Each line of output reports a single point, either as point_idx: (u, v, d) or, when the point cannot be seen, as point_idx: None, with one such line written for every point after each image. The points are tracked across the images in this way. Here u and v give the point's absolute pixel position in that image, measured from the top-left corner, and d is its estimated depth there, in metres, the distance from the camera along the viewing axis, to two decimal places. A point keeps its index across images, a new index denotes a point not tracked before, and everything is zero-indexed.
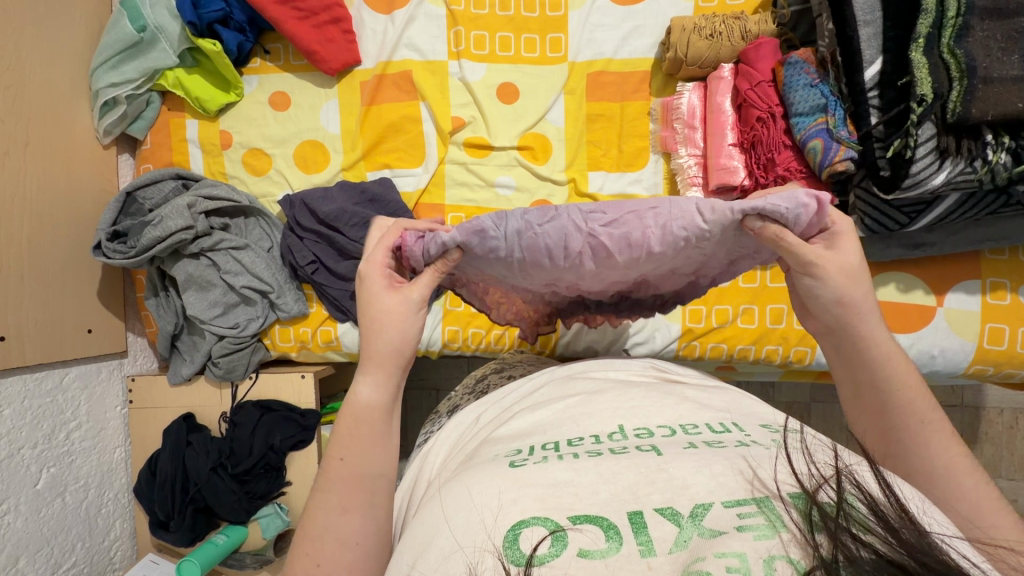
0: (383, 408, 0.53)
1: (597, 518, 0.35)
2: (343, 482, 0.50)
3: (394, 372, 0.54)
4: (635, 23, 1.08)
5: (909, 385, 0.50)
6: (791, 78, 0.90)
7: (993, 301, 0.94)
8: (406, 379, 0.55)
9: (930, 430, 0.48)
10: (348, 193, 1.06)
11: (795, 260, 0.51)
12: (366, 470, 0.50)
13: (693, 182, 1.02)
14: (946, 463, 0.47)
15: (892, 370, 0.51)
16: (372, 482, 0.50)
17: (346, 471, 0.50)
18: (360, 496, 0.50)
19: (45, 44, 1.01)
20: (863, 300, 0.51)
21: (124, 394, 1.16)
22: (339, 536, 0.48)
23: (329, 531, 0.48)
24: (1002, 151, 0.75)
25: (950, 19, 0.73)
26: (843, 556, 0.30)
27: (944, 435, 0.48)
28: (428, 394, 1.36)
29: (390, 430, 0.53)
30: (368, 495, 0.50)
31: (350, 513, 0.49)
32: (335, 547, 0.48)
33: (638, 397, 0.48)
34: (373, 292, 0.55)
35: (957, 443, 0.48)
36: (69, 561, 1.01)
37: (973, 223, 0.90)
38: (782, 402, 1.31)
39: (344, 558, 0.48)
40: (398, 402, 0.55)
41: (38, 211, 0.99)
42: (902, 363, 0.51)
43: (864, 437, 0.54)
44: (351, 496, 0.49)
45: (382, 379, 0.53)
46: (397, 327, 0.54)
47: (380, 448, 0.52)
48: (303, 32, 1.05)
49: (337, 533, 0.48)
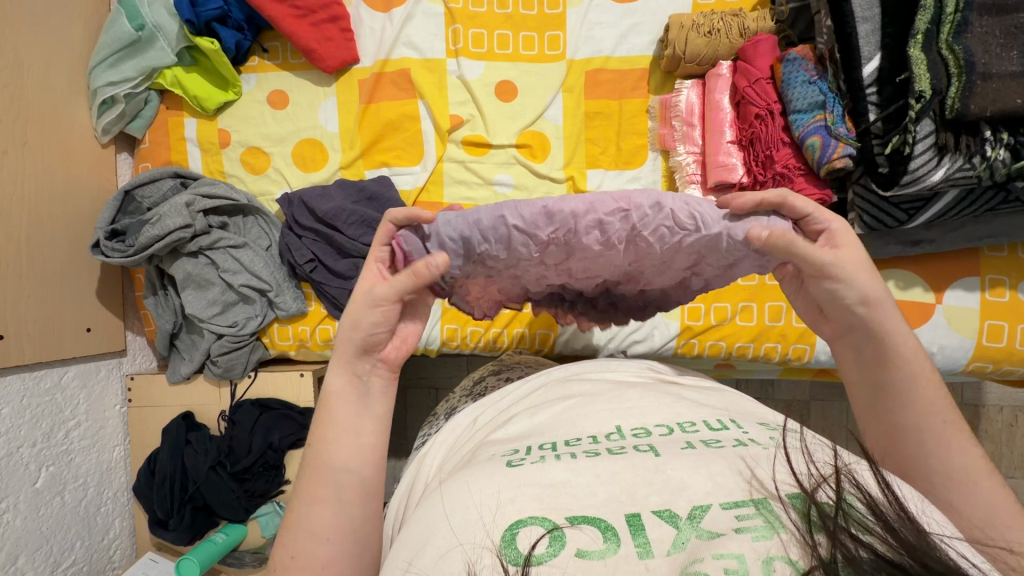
0: (344, 396, 0.54)
1: (596, 519, 0.35)
2: (312, 471, 0.51)
3: (358, 366, 0.55)
4: (634, 20, 1.08)
5: (912, 383, 0.50)
6: (791, 75, 0.90)
7: (993, 298, 0.94)
8: (371, 371, 0.56)
9: (937, 434, 0.48)
10: (347, 191, 1.06)
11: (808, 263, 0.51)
12: (331, 463, 0.51)
13: (692, 180, 1.02)
14: (945, 461, 0.47)
15: (897, 370, 0.50)
16: (337, 475, 0.50)
17: (317, 463, 0.51)
18: (328, 489, 0.50)
19: (44, 43, 1.01)
20: (864, 298, 0.51)
21: (123, 393, 1.16)
22: (310, 528, 0.48)
23: (301, 523, 0.48)
24: (1001, 147, 0.75)
25: (949, 15, 0.74)
26: (842, 556, 0.31)
27: (951, 438, 0.48)
28: (427, 393, 1.36)
29: (361, 426, 0.53)
30: (334, 488, 0.50)
31: (320, 503, 0.49)
32: (306, 539, 0.48)
33: (635, 397, 0.48)
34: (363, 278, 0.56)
35: (960, 441, 0.48)
36: (68, 559, 1.02)
37: (973, 220, 0.90)
38: (781, 401, 1.30)
39: (316, 553, 0.47)
40: (371, 399, 0.55)
41: (37, 210, 0.99)
42: (911, 362, 0.50)
43: (870, 440, 0.54)
44: (319, 488, 0.50)
45: (339, 367, 0.55)
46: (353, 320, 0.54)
47: (350, 443, 0.52)
48: (302, 30, 1.05)
49: (309, 525, 0.48)
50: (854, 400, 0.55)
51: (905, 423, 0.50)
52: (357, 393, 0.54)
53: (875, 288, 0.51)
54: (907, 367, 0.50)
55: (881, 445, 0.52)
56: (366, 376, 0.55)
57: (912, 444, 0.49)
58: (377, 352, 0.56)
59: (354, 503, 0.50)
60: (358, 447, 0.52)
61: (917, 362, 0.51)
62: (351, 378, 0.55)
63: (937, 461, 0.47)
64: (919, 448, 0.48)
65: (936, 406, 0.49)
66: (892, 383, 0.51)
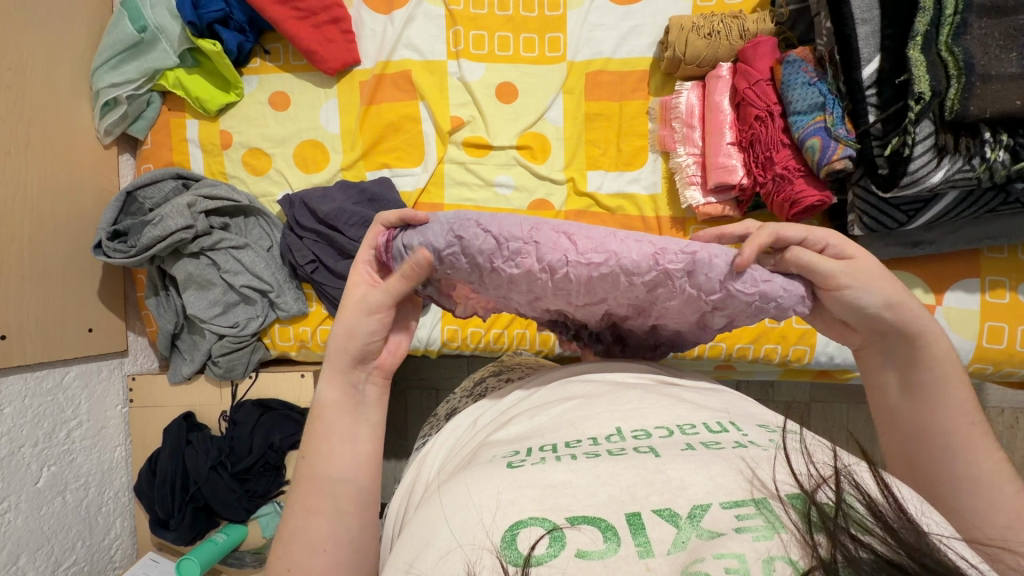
0: (336, 406, 0.52)
1: (595, 519, 0.35)
2: (307, 484, 0.50)
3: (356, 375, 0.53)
4: (635, 22, 1.08)
5: (936, 380, 0.48)
6: (790, 77, 0.90)
7: (993, 300, 0.94)
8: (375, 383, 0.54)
9: (965, 445, 0.46)
10: (347, 192, 1.06)
11: (819, 278, 0.48)
12: (329, 475, 0.50)
13: (692, 181, 1.02)
14: (965, 464, 0.46)
15: (930, 369, 0.48)
16: (340, 487, 0.50)
17: (318, 476, 0.50)
18: (324, 500, 0.49)
19: (46, 44, 1.01)
20: (889, 304, 0.47)
21: (124, 393, 1.17)
22: (307, 542, 0.48)
23: (297, 535, 0.48)
24: (1000, 149, 0.75)
25: (948, 17, 0.74)
26: (842, 556, 0.31)
27: (975, 452, 0.46)
28: (428, 394, 1.36)
29: (357, 434, 0.52)
30: (331, 499, 0.49)
31: (316, 516, 0.49)
32: (304, 552, 0.48)
33: (635, 399, 0.47)
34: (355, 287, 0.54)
35: (974, 449, 0.46)
36: (68, 559, 1.02)
37: (972, 221, 0.90)
38: (781, 402, 1.30)
39: (314, 564, 0.47)
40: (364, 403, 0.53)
41: (39, 210, 0.99)
42: (944, 363, 0.48)
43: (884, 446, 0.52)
44: (316, 500, 0.49)
45: (332, 378, 0.53)
46: (348, 327, 0.52)
47: (346, 453, 0.51)
48: (303, 33, 1.06)
49: (306, 539, 0.48)
50: (876, 400, 0.52)
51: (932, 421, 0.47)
52: (350, 401, 0.53)
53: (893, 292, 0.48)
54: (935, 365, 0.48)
55: (898, 444, 0.50)
56: (360, 385, 0.54)
57: (939, 449, 0.47)
58: (372, 360, 0.54)
59: (353, 513, 0.50)
60: (354, 456, 0.51)
61: (949, 364, 0.48)
62: (346, 389, 0.53)
63: (958, 465, 0.46)
64: (942, 452, 0.47)
65: (959, 413, 0.47)
66: (926, 386, 0.48)
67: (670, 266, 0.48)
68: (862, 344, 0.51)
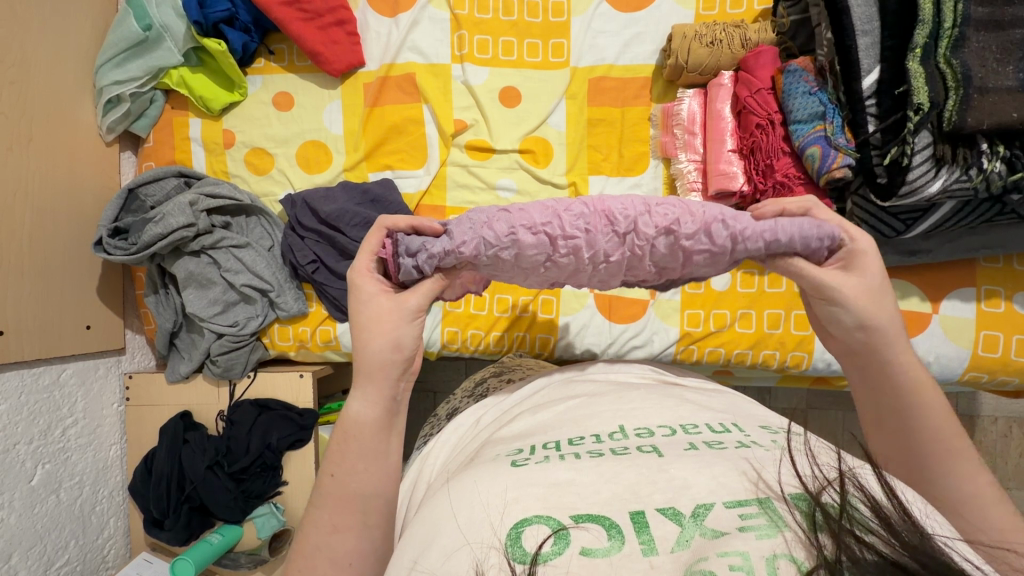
0: (377, 423, 0.49)
1: (600, 517, 0.35)
2: (335, 497, 0.47)
3: (387, 385, 0.49)
4: (636, 30, 1.09)
5: (909, 394, 0.47)
6: (791, 85, 0.92)
7: (989, 309, 0.95)
8: (401, 391, 0.50)
9: (962, 453, 0.45)
10: (350, 193, 1.07)
11: (810, 282, 0.49)
12: (360, 491, 0.47)
13: (693, 188, 1.04)
14: (959, 474, 0.44)
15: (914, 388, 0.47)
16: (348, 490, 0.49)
17: (347, 492, 0.47)
18: (353, 516, 0.47)
19: (51, 41, 1.01)
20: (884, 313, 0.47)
21: (121, 391, 1.16)
22: (329, 555, 0.45)
23: (319, 551, 0.45)
24: (997, 160, 0.76)
25: (946, 30, 0.75)
26: (847, 557, 0.31)
27: (974, 459, 0.46)
28: (426, 397, 1.36)
29: (389, 448, 0.49)
30: (359, 515, 0.47)
31: (342, 532, 0.46)
32: (326, 567, 0.45)
33: (638, 399, 0.48)
34: (366, 292, 0.51)
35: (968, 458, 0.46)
36: (61, 559, 1.01)
37: (968, 231, 0.91)
38: (779, 408, 1.31)
39: None
40: (395, 415, 0.50)
41: (39, 205, 0.99)
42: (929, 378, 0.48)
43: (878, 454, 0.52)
44: (343, 515, 0.46)
45: (371, 395, 0.49)
46: (388, 338, 0.49)
47: (377, 467, 0.48)
48: (309, 34, 1.06)
49: (329, 553, 0.45)
50: (862, 411, 0.52)
51: (915, 430, 0.47)
52: (389, 416, 0.49)
53: (877, 312, 0.48)
54: (904, 369, 0.48)
55: (888, 451, 0.49)
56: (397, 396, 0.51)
57: (929, 460, 0.46)
58: (411, 369, 0.51)
59: (377, 527, 0.47)
60: (388, 472, 0.49)
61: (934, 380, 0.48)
62: (389, 405, 0.49)
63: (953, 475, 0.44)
64: (923, 462, 0.46)
65: (954, 425, 0.47)
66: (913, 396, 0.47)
67: (685, 233, 0.48)
68: (841, 355, 0.52)
